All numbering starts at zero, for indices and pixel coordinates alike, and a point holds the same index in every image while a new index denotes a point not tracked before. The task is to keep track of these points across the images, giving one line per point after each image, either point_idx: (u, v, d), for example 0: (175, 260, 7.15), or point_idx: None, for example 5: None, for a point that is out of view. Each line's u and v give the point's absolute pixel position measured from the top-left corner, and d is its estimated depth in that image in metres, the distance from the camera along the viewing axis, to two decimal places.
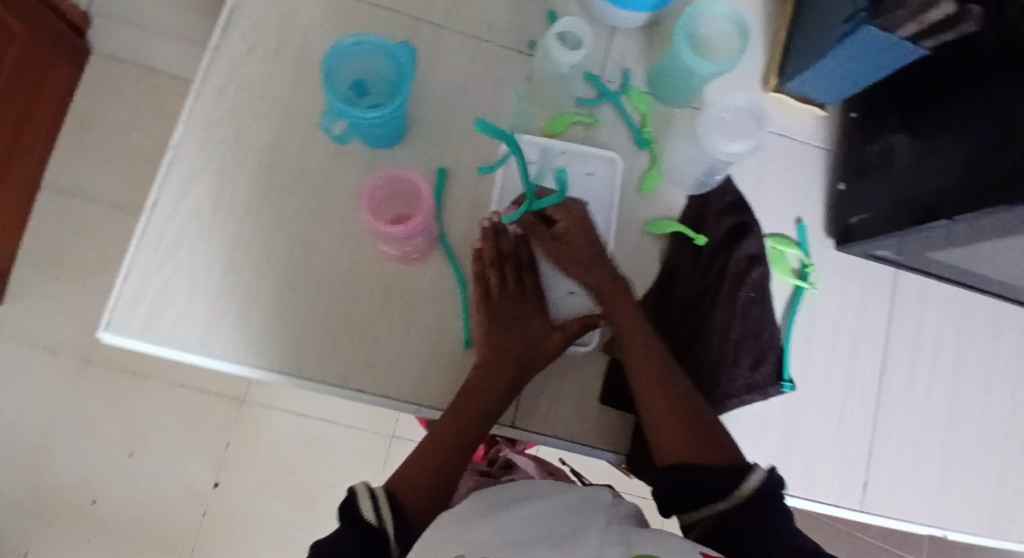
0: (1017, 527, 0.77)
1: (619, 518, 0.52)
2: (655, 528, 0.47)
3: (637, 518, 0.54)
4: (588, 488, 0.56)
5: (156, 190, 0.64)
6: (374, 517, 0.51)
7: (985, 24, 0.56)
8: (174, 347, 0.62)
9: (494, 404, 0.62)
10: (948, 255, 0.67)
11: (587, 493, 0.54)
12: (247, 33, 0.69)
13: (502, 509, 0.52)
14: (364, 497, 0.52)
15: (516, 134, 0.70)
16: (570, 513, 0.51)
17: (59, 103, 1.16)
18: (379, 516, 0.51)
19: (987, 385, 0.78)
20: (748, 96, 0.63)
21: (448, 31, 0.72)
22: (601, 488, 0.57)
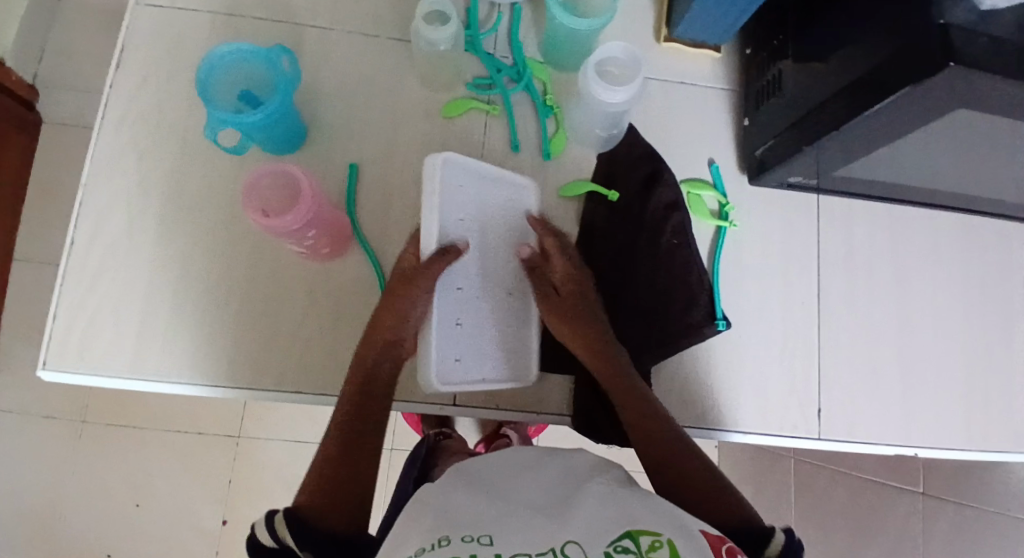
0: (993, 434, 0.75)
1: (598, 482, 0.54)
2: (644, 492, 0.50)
3: (614, 477, 0.55)
4: (569, 461, 0.58)
5: (72, 229, 0.67)
6: (272, 541, 0.48)
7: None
8: (109, 375, 0.64)
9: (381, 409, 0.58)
10: (856, 169, 0.67)
11: (565, 468, 0.56)
12: (138, 67, 0.71)
13: (481, 492, 0.53)
14: (262, 531, 0.49)
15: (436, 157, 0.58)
16: (554, 491, 0.52)
17: (19, 175, 1.22)
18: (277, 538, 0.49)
19: (933, 294, 0.77)
20: (624, 45, 0.65)
21: (334, 33, 0.73)
22: (579, 455, 0.59)
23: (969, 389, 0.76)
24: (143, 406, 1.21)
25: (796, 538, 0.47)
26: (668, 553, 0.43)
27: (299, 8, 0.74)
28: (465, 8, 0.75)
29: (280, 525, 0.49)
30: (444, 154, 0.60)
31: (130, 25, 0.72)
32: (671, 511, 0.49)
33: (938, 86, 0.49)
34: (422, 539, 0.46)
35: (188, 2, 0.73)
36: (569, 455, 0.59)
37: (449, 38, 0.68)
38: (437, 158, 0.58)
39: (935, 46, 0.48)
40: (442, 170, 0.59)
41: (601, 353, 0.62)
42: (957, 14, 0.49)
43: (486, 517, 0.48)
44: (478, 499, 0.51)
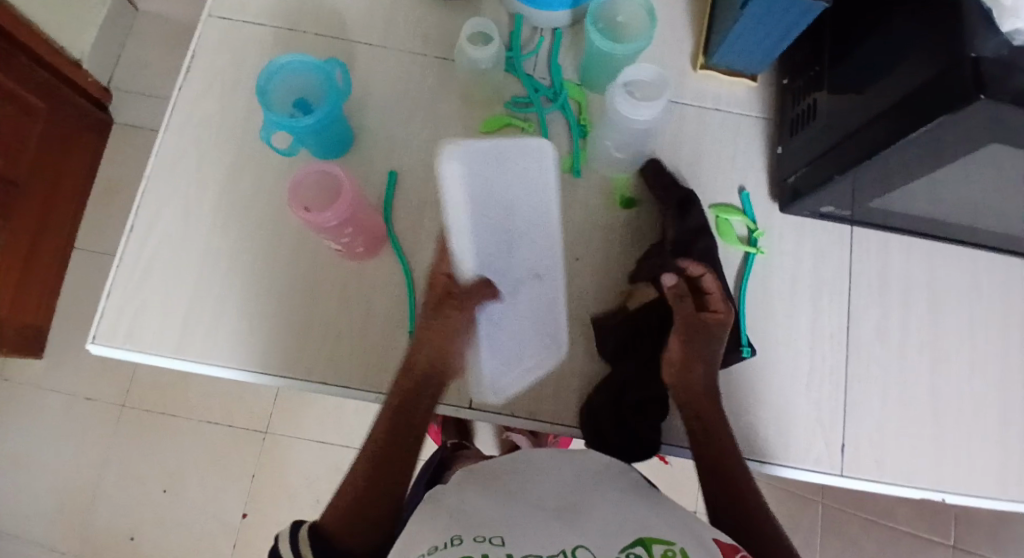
0: None
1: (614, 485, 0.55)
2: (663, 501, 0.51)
3: (629, 483, 0.56)
4: (584, 465, 0.59)
5: (132, 217, 0.72)
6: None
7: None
8: (152, 354, 0.68)
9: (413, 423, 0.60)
10: (889, 200, 0.67)
11: (582, 470, 0.57)
12: (204, 72, 0.76)
13: (500, 488, 0.55)
14: (285, 543, 0.53)
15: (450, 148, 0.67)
16: (569, 491, 0.54)
17: (89, 171, 1.31)
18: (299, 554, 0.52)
19: (970, 334, 0.75)
20: (653, 69, 0.67)
21: (386, 49, 0.78)
22: (592, 464, 0.60)
23: (1008, 435, 0.73)
24: (181, 396, 1.26)
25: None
26: None
27: (355, 24, 0.78)
28: (509, 30, 0.78)
29: (302, 542, 0.52)
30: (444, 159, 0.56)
31: (198, 34, 0.77)
32: (689, 523, 0.49)
33: (968, 116, 0.50)
34: (438, 536, 0.48)
35: (253, 15, 0.78)
36: (586, 457, 0.60)
37: (491, 57, 0.71)
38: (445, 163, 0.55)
39: (965, 77, 0.49)
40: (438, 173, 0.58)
41: (706, 399, 0.63)
42: (988, 47, 0.50)
43: (503, 511, 0.50)
44: (493, 499, 0.52)
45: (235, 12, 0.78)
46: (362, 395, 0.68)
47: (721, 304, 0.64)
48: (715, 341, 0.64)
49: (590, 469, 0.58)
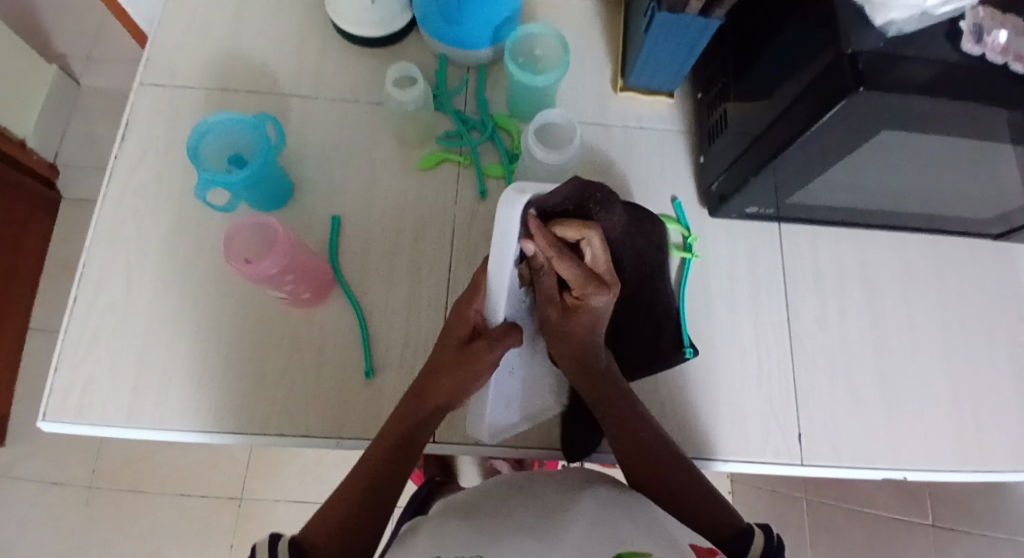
0: (988, 451, 0.73)
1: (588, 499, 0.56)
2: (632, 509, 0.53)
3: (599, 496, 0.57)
4: (556, 483, 0.60)
5: (75, 289, 0.72)
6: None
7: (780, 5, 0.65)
8: (105, 425, 0.68)
9: (400, 453, 0.60)
10: (808, 194, 0.71)
11: (553, 487, 0.59)
12: (139, 140, 0.78)
13: (474, 519, 0.55)
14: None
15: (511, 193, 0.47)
16: (540, 509, 0.55)
17: (39, 251, 1.30)
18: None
19: (906, 313, 0.78)
20: (560, 113, 0.72)
21: (317, 100, 0.80)
22: (556, 480, 0.60)
23: (958, 405, 0.75)
24: (150, 469, 1.23)
25: (775, 538, 0.55)
26: None
27: (285, 80, 0.81)
28: (435, 72, 0.82)
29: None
30: (525, 194, 0.46)
31: (131, 104, 0.79)
32: (662, 527, 0.52)
33: (856, 106, 0.54)
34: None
35: (185, 80, 0.80)
36: (558, 477, 0.61)
37: (418, 99, 0.75)
38: (519, 201, 0.46)
39: (845, 74, 0.53)
40: (530, 212, 0.48)
41: (605, 384, 0.62)
42: (867, 43, 0.54)
43: (479, 539, 0.51)
44: (465, 529, 0.53)
45: (165, 80, 0.80)
46: (320, 441, 0.67)
47: (597, 294, 0.53)
48: (601, 314, 0.57)
49: (561, 484, 0.60)
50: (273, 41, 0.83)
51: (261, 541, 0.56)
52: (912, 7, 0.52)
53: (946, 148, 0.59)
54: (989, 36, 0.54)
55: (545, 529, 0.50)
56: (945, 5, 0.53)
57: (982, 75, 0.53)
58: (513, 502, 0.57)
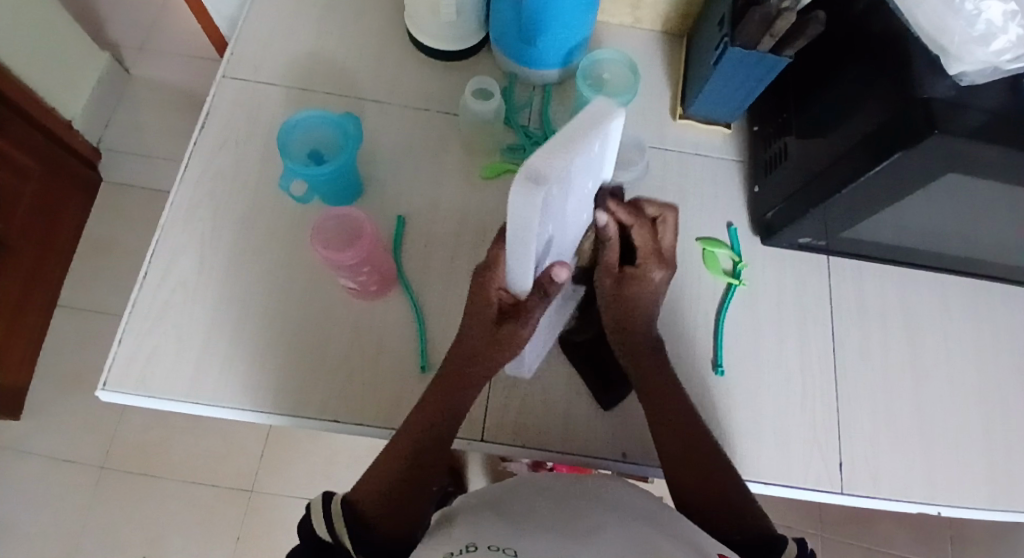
0: (1020, 493, 0.75)
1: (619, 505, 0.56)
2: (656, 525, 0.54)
3: (633, 502, 0.58)
4: (597, 483, 0.61)
5: (146, 264, 0.74)
6: (329, 535, 0.58)
7: (845, 50, 0.69)
8: (164, 398, 0.69)
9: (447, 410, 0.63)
10: (860, 230, 0.74)
11: (584, 489, 0.59)
12: (219, 128, 0.81)
13: (506, 513, 0.56)
14: (320, 519, 0.59)
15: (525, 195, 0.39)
16: (569, 510, 0.55)
17: (76, 230, 1.32)
18: (334, 534, 0.58)
19: (945, 350, 0.80)
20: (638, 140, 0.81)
21: (391, 104, 0.84)
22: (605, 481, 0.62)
23: (993, 446, 0.77)
24: (165, 455, 1.23)
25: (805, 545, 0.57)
26: None
27: (361, 83, 0.85)
28: (504, 87, 0.86)
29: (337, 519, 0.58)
30: (539, 181, 0.39)
31: (213, 94, 0.82)
32: (689, 537, 0.53)
33: (925, 148, 0.57)
34: (453, 545, 0.51)
35: (266, 76, 0.84)
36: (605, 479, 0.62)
37: (490, 111, 0.78)
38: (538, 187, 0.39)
39: (920, 115, 0.56)
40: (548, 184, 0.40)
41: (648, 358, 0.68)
42: (939, 90, 0.57)
43: (510, 533, 0.51)
44: (494, 523, 0.54)
45: (248, 74, 0.84)
46: (374, 431, 0.69)
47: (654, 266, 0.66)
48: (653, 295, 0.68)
49: (592, 488, 0.60)
50: (351, 47, 0.87)
51: (314, 500, 0.61)
52: (986, 61, 0.56)
53: (1000, 195, 0.62)
54: None
55: (581, 528, 0.51)
56: (1016, 61, 0.56)
57: None
58: (549, 493, 0.59)
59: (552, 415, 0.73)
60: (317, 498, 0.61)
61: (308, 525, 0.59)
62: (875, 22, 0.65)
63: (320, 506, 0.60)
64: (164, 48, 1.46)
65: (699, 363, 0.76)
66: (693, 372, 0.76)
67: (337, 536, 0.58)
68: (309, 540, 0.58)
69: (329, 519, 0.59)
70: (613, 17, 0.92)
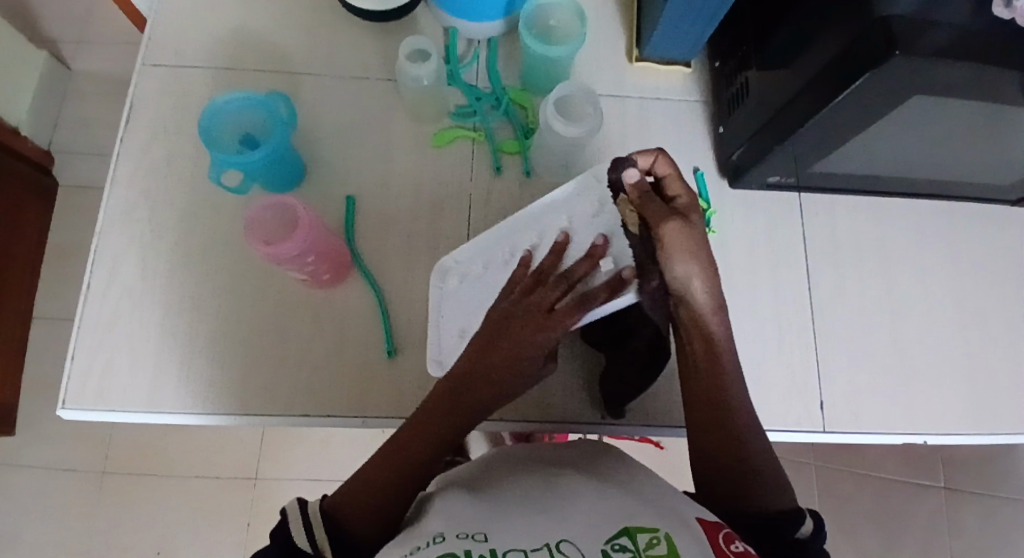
0: (1006, 416, 0.74)
1: (603, 479, 0.53)
2: (638, 493, 0.50)
3: (617, 472, 0.55)
4: (582, 451, 0.60)
5: (88, 275, 0.71)
6: (311, 546, 0.49)
7: None
8: (126, 411, 0.67)
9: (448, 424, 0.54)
10: (829, 164, 0.70)
11: (570, 467, 0.56)
12: (147, 122, 0.76)
13: (484, 493, 0.52)
14: (297, 523, 0.50)
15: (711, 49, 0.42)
16: (546, 488, 0.51)
17: (39, 236, 1.27)
18: (315, 546, 0.49)
19: (922, 277, 0.78)
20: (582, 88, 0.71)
21: (327, 77, 0.79)
22: (587, 450, 0.60)
23: (976, 370, 0.76)
24: (162, 454, 1.22)
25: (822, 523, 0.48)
26: (666, 549, 0.41)
27: (294, 57, 0.80)
28: (446, 46, 0.80)
29: (318, 528, 0.50)
30: None
31: (138, 86, 0.77)
32: (674, 507, 0.47)
33: (887, 73, 0.53)
34: (420, 539, 0.45)
35: (191, 60, 0.79)
36: (585, 446, 0.61)
37: (430, 75, 0.74)
38: None
39: (878, 37, 0.52)
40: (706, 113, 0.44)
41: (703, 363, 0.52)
42: (898, 7, 0.52)
43: (487, 515, 0.47)
44: (470, 502, 0.50)
45: (171, 59, 0.79)
46: (346, 423, 0.67)
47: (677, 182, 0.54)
48: (678, 287, 0.51)
49: (575, 460, 0.58)
50: (278, 19, 0.81)
51: (288, 504, 0.52)
52: None
53: (970, 115, 0.58)
54: None
55: (555, 501, 0.49)
56: None
57: (1012, 39, 0.52)
58: (527, 476, 0.55)
59: (527, 386, 0.71)
60: (291, 502, 0.52)
61: (284, 531, 0.50)
62: None
63: (295, 510, 0.51)
64: (102, 34, 1.37)
65: None
66: None
67: (319, 549, 0.49)
68: (284, 550, 0.49)
69: (309, 526, 0.50)
70: None
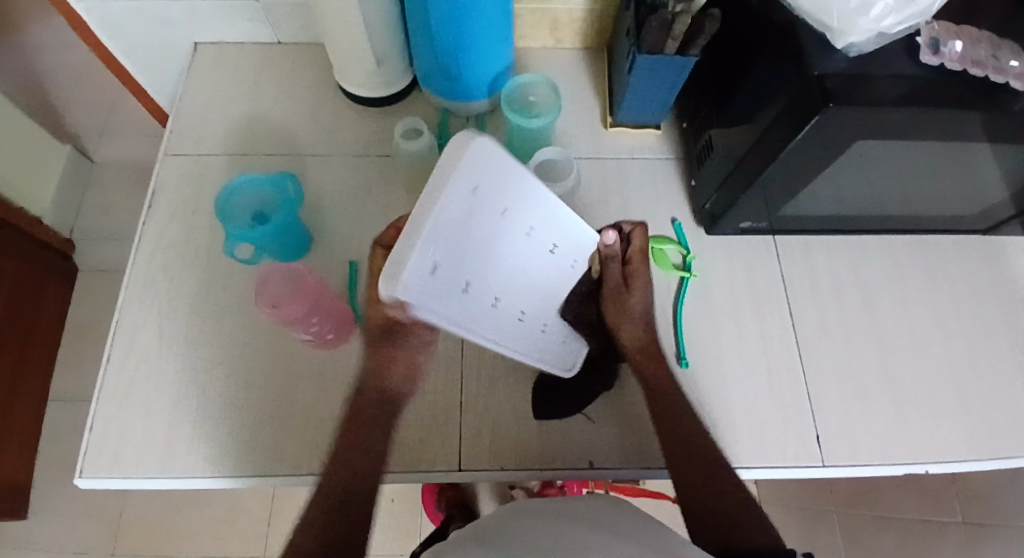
0: (1003, 441, 0.75)
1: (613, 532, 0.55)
2: (642, 545, 0.53)
3: (625, 527, 0.57)
4: (592, 505, 0.62)
5: (109, 347, 0.75)
6: None
7: (742, 40, 0.72)
8: (139, 476, 0.70)
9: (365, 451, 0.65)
10: (795, 207, 0.76)
11: (582, 517, 0.58)
12: (166, 204, 0.83)
13: (496, 545, 0.55)
14: None
15: (855, 11, 0.57)
16: (560, 537, 0.54)
17: (58, 324, 1.32)
18: None
19: (902, 309, 0.82)
20: (558, 148, 0.77)
21: (330, 156, 0.86)
22: (601, 503, 0.62)
23: (967, 397, 0.77)
24: (173, 533, 1.21)
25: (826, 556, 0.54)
26: None
27: (300, 140, 0.87)
28: (438, 124, 0.89)
29: None
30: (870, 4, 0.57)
31: (159, 172, 0.85)
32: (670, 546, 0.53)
33: (828, 120, 0.59)
34: None
35: (207, 148, 0.87)
36: (593, 500, 0.63)
37: (423, 149, 0.81)
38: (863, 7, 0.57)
39: (815, 92, 0.58)
40: (871, 22, 0.57)
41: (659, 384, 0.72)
42: (831, 64, 0.59)
43: None
44: (485, 553, 0.53)
45: (189, 148, 0.87)
46: None
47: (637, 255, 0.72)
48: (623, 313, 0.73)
49: (582, 513, 0.60)
50: (286, 108, 0.90)
51: None
52: (869, 29, 0.58)
53: (920, 153, 0.64)
54: (945, 46, 0.60)
55: (565, 550, 0.51)
56: (899, 24, 0.58)
57: (942, 81, 0.59)
58: (541, 522, 0.58)
59: (525, 433, 0.73)
60: None
61: None
62: (765, 7, 0.68)
63: None
64: (125, 131, 1.48)
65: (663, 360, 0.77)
66: None
67: None
68: None
69: None
70: (535, 42, 0.95)
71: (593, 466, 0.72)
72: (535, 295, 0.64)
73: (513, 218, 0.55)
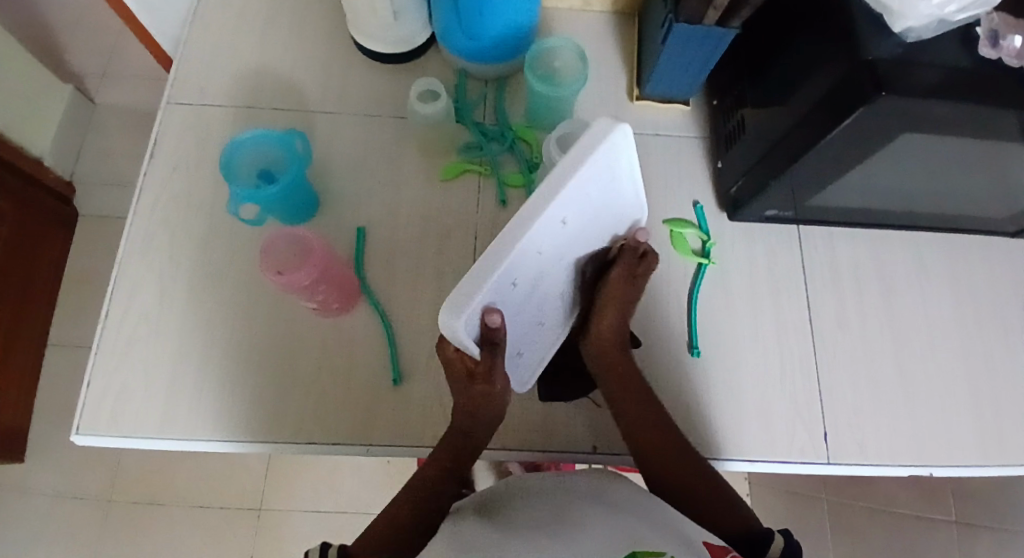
0: (1013, 448, 0.74)
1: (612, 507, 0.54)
2: (641, 519, 0.52)
3: (627, 499, 0.56)
4: (590, 474, 0.61)
5: (107, 302, 0.73)
6: None
7: (786, 16, 0.68)
8: (136, 436, 0.68)
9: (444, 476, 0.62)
10: (825, 197, 0.72)
11: (581, 489, 0.58)
12: (169, 155, 0.80)
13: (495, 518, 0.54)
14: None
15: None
16: (558, 511, 0.53)
17: (58, 267, 1.30)
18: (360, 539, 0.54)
19: (922, 307, 0.80)
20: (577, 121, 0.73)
21: (341, 114, 0.83)
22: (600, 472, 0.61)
23: (979, 401, 0.76)
24: (170, 483, 1.22)
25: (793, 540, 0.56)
26: None
27: (310, 95, 0.83)
28: (455, 86, 0.85)
29: None
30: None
31: (162, 122, 0.81)
32: (678, 528, 0.52)
33: (876, 111, 0.55)
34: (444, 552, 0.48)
35: (212, 98, 0.83)
36: (588, 470, 0.61)
37: (439, 112, 0.77)
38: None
39: (865, 79, 0.54)
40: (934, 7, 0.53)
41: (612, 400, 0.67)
42: (884, 49, 0.55)
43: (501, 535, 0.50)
44: (484, 527, 0.52)
45: (194, 98, 0.83)
46: (350, 449, 0.68)
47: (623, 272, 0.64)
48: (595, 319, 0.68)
49: (579, 483, 0.59)
50: (296, 60, 0.86)
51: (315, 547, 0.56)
52: (930, 15, 0.54)
53: (965, 150, 0.60)
54: (1005, 40, 0.56)
55: (566, 526, 0.50)
56: (961, 12, 0.55)
57: (1000, 75, 0.55)
58: (540, 494, 0.57)
59: (530, 414, 0.72)
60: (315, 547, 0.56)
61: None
62: None
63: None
64: (127, 72, 1.43)
65: (675, 347, 0.75)
66: (670, 356, 0.75)
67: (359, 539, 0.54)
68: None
69: None
70: (562, 3, 0.90)
71: (597, 451, 0.71)
72: (561, 266, 0.59)
73: (517, 276, 0.48)
